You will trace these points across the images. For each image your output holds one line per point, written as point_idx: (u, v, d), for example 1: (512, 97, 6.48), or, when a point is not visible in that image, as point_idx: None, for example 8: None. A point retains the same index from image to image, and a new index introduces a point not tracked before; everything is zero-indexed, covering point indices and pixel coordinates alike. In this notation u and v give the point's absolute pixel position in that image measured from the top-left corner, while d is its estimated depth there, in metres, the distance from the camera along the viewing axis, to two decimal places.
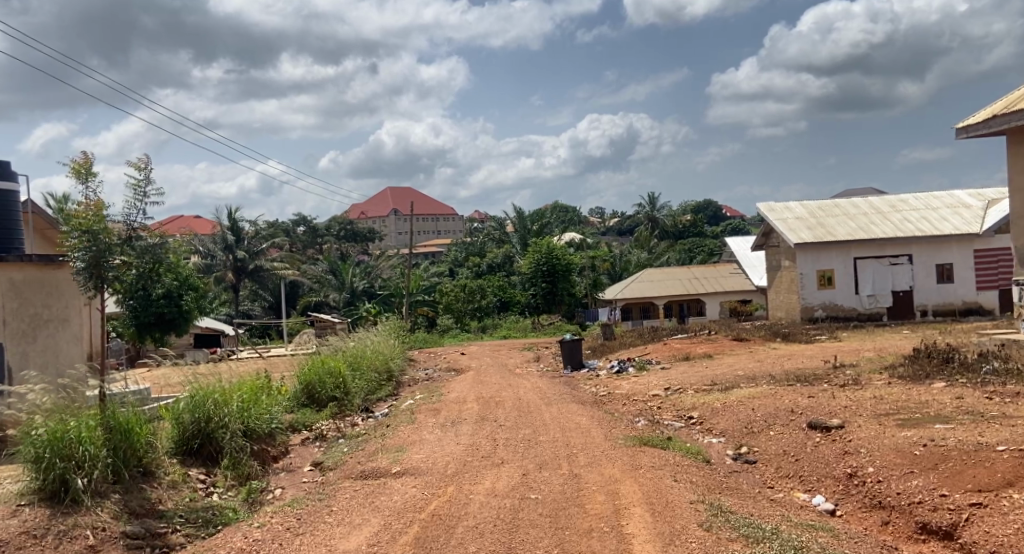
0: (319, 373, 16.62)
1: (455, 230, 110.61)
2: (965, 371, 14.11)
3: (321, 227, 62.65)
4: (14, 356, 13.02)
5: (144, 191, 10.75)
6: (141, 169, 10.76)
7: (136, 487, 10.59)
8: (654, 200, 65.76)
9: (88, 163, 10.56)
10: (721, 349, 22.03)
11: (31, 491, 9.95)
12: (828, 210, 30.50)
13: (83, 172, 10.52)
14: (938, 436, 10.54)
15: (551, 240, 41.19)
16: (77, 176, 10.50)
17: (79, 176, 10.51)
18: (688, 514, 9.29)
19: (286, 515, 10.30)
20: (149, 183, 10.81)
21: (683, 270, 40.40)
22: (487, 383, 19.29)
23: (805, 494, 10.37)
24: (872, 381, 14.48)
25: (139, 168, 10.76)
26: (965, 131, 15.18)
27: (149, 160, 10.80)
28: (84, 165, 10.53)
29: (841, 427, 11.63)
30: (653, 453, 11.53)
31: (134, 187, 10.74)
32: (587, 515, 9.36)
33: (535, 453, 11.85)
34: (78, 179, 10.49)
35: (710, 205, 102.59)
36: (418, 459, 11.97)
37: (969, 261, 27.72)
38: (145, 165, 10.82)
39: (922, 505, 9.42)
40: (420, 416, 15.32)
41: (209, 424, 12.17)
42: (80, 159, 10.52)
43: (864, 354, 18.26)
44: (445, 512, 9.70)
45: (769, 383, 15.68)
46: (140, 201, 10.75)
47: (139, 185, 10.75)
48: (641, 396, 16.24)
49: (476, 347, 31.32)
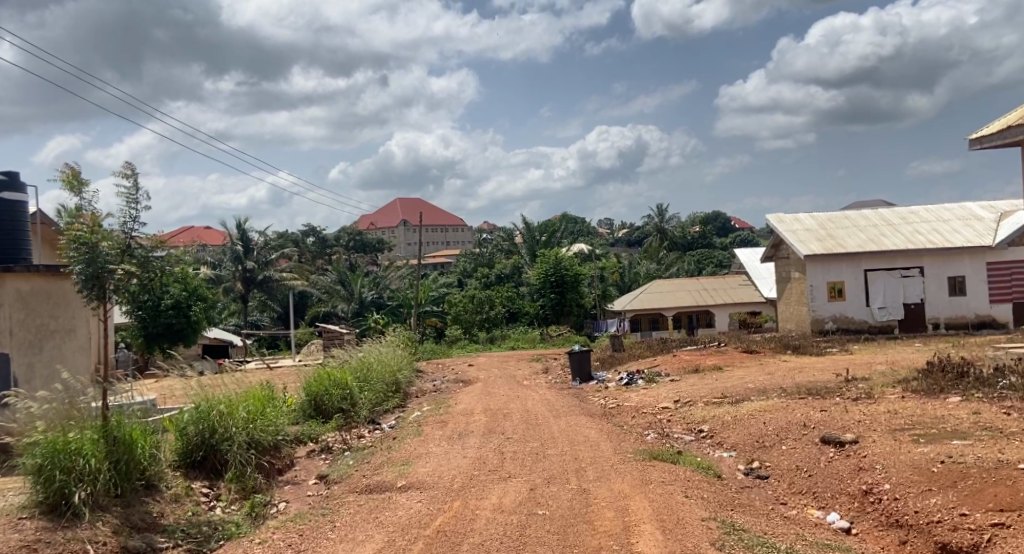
0: (326, 385, 16.46)
1: (465, 241, 110.61)
2: (981, 386, 13.85)
3: (331, 238, 62.57)
4: (20, 367, 12.83)
5: (134, 198, 10.62)
6: (129, 176, 10.63)
7: (138, 501, 10.41)
8: (663, 211, 65.71)
9: (79, 172, 10.45)
10: (731, 361, 21.80)
11: (32, 504, 9.82)
12: (838, 221, 30.29)
13: (75, 182, 10.41)
14: (957, 453, 10.32)
15: (559, 250, 41.13)
16: (69, 188, 10.39)
17: (71, 187, 10.40)
18: (699, 531, 9.09)
19: (288, 531, 10.14)
20: (138, 190, 10.66)
21: (692, 281, 40.13)
22: (496, 394, 19.06)
23: (819, 511, 10.15)
24: (885, 395, 14.25)
25: (127, 175, 10.62)
26: (977, 142, 14.60)
27: (135, 166, 10.67)
28: (73, 175, 10.42)
29: (854, 441, 11.41)
30: (662, 468, 11.33)
31: (126, 195, 10.60)
32: (596, 533, 9.16)
33: (543, 467, 11.67)
34: (71, 191, 10.39)
35: (720, 216, 102.34)
36: (424, 473, 11.79)
37: (982, 274, 27.44)
38: (132, 173, 10.68)
39: (941, 524, 9.20)
40: (427, 429, 15.14)
41: (215, 435, 12.05)
42: (69, 170, 10.40)
43: (876, 367, 18.01)
44: (450, 528, 9.52)
45: (781, 396, 15.47)
46: (133, 207, 10.59)
47: (129, 192, 10.62)
48: (650, 408, 16.01)
49: (484, 359, 31.16)
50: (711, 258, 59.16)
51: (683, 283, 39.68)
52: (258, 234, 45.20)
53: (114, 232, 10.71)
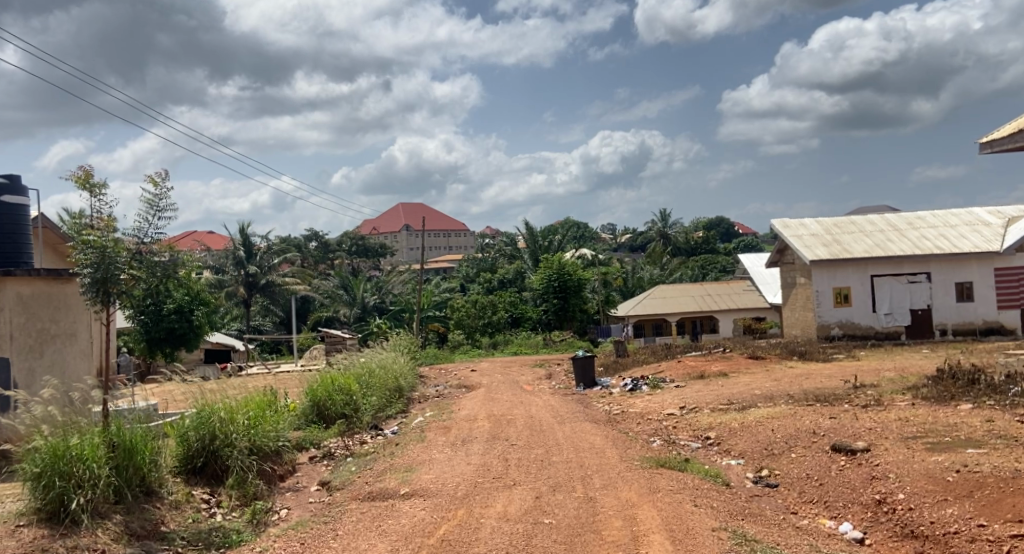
0: (329, 389, 16.30)
1: (467, 246, 110.43)
2: (992, 393, 13.67)
3: (332, 243, 62.43)
4: (20, 372, 12.69)
5: (158, 207, 10.47)
6: (158, 185, 10.52)
7: (139, 508, 10.26)
8: (665, 216, 65.63)
9: (97, 176, 10.32)
10: (737, 367, 21.62)
11: (31, 511, 9.65)
12: (843, 227, 30.12)
13: (90, 184, 10.28)
14: (972, 462, 10.15)
15: (562, 255, 40.98)
16: (84, 189, 10.26)
17: (84, 189, 10.26)
18: (710, 542, 8.90)
19: (290, 540, 9.97)
20: (165, 200, 10.53)
21: (695, 286, 39.94)
22: (499, 400, 18.86)
23: (831, 521, 9.97)
24: (895, 402, 14.06)
25: (156, 183, 10.50)
26: (988, 146, 13.66)
27: (167, 175, 10.55)
28: (91, 179, 10.30)
29: (866, 449, 11.23)
30: (670, 476, 11.15)
31: (150, 202, 10.47)
32: (603, 542, 8.98)
33: (548, 474, 11.49)
34: (84, 192, 10.26)
35: (723, 223, 102.14)
36: (428, 480, 11.61)
37: (990, 280, 27.24)
38: (161, 181, 10.56)
39: (959, 535, 9.01)
40: (430, 434, 14.98)
41: (215, 441, 11.87)
42: (84, 172, 10.27)
43: (884, 374, 17.80)
44: (454, 537, 9.33)
45: (788, 403, 15.27)
46: (155, 215, 10.46)
47: (154, 200, 10.48)
48: (655, 415, 15.83)
49: (486, 364, 30.95)
50: (714, 264, 58.90)
51: (687, 288, 39.47)
52: (262, 239, 45.09)
53: (123, 236, 10.58)
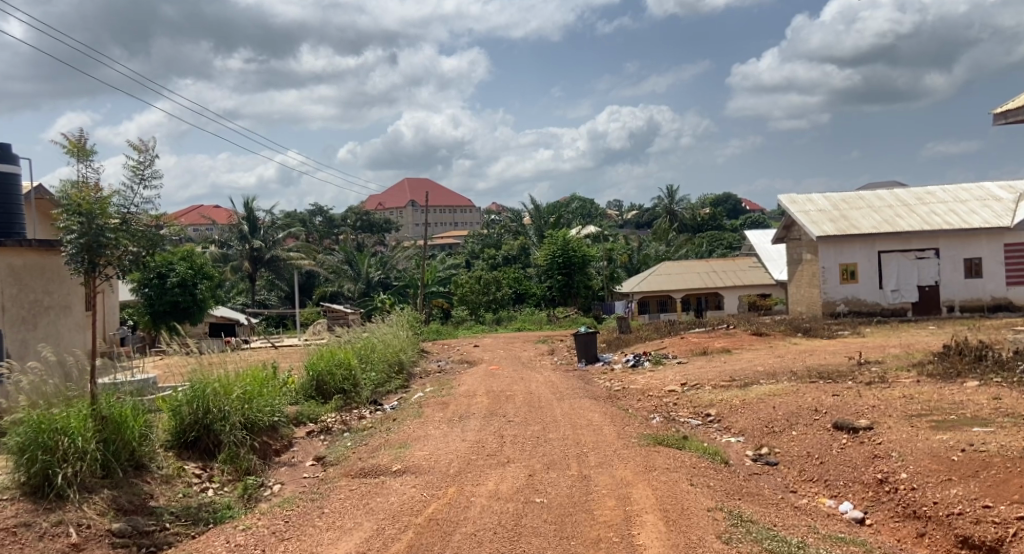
0: (330, 364, 16.10)
1: (472, 223, 110.35)
2: (1000, 369, 13.37)
3: (338, 218, 62.26)
4: (14, 343, 12.46)
5: (144, 175, 10.17)
6: (142, 153, 10.23)
7: (128, 483, 10.03)
8: (673, 192, 65.20)
9: (86, 143, 10.03)
10: (740, 344, 21.34)
11: (15, 485, 9.40)
12: (852, 202, 29.71)
13: (81, 151, 9.99)
14: (978, 441, 9.86)
15: (566, 230, 40.64)
16: (74, 157, 9.96)
17: (75, 155, 9.97)
18: (705, 523, 8.64)
19: (274, 518, 9.72)
20: (151, 167, 10.24)
21: (701, 262, 39.50)
22: (499, 376, 18.61)
23: (831, 501, 9.72)
24: (899, 379, 13.80)
25: (140, 151, 10.22)
26: (1002, 116, 13.28)
27: (152, 144, 10.28)
28: (81, 146, 10.00)
29: (869, 428, 10.95)
30: (667, 453, 10.90)
31: (134, 170, 10.17)
32: (595, 523, 8.71)
33: (543, 451, 11.23)
34: (74, 159, 9.96)
35: (729, 198, 101.99)
36: (421, 456, 11.37)
37: (999, 255, 26.81)
38: (146, 149, 10.29)
39: (962, 516, 8.74)
40: (428, 410, 14.77)
41: (208, 415, 11.64)
42: (77, 138, 9.99)
43: (889, 350, 17.51)
44: (443, 516, 9.08)
45: (791, 379, 15.01)
46: (140, 183, 10.17)
47: (138, 168, 10.19)
48: (656, 391, 15.58)
49: (490, 340, 30.54)
50: (721, 241, 58.63)
51: (692, 265, 39.09)
52: (265, 214, 44.80)
53: (110, 205, 10.20)
